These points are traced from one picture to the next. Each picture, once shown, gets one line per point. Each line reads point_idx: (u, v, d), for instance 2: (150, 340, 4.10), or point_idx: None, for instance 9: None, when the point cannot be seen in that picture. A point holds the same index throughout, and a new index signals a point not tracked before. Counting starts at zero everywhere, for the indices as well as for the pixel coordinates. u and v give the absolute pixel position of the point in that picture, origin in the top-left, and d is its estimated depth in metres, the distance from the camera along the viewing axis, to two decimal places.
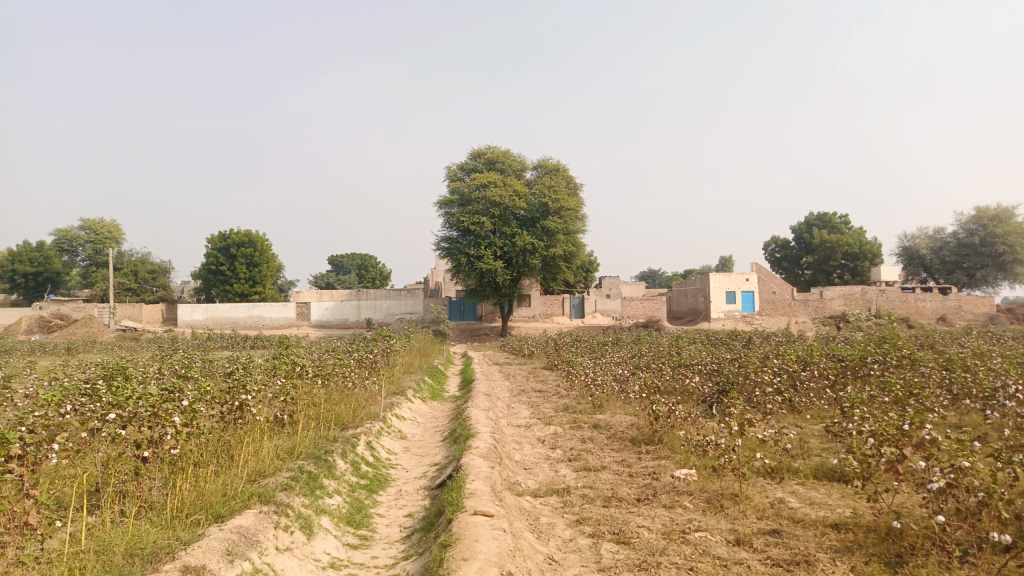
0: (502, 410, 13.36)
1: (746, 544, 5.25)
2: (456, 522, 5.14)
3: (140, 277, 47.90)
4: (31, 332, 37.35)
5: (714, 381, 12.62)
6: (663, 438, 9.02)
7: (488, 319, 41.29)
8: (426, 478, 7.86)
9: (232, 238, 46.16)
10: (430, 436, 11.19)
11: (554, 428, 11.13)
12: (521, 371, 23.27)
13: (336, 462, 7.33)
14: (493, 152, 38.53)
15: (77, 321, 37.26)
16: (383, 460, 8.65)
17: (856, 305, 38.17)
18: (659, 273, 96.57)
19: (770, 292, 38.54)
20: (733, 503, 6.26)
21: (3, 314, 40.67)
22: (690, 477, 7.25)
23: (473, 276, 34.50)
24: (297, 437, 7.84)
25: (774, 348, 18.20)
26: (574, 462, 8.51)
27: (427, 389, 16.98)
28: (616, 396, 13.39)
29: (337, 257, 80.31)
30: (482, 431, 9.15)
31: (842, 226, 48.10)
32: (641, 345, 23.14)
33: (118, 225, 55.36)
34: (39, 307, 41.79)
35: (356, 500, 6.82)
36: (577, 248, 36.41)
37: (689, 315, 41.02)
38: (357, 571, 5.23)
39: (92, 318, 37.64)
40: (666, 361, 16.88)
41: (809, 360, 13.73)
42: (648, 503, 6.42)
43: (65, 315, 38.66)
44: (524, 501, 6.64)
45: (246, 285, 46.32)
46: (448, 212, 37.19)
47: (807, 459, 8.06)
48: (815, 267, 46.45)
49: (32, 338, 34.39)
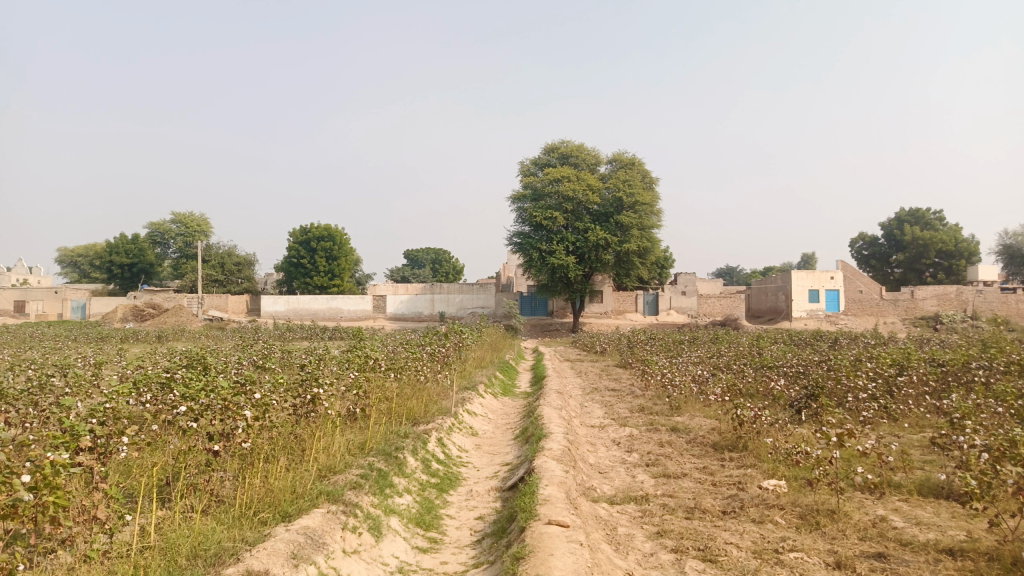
0: (575, 409, 13.02)
1: (847, 569, 4.76)
2: (529, 532, 4.84)
3: (225, 269, 49.70)
4: (125, 320, 39.21)
5: (801, 384, 11.92)
6: (748, 444, 8.50)
7: (560, 315, 40.93)
8: (498, 479, 7.59)
9: (312, 232, 47.31)
10: (501, 434, 10.96)
11: (630, 429, 10.72)
12: (594, 368, 22.82)
13: (407, 459, 7.16)
14: (567, 146, 38.08)
15: (167, 310, 38.94)
16: (454, 458, 8.46)
17: (950, 306, 35.95)
18: (737, 269, 93.60)
19: (856, 291, 36.75)
20: (830, 521, 5.74)
21: (102, 302, 42.91)
22: (779, 488, 6.75)
23: (546, 271, 34.23)
24: (369, 432, 7.71)
25: (864, 350, 17.17)
26: (653, 467, 8.10)
27: (499, 384, 16.80)
28: (694, 398, 12.85)
29: (412, 251, 81.45)
30: (555, 431, 8.85)
31: (937, 222, 45.42)
32: (719, 344, 22.34)
33: (206, 219, 57.65)
34: (134, 297, 43.90)
35: (426, 499, 6.63)
36: (652, 243, 35.61)
37: (769, 314, 39.56)
38: None
39: (181, 308, 39.26)
40: (747, 361, 16.16)
41: (904, 364, 12.84)
42: (735, 517, 5.97)
43: (157, 304, 40.49)
44: (600, 508, 6.29)
45: (325, 278, 47.45)
46: (521, 207, 36.98)
47: (909, 474, 7.39)
48: (905, 265, 44.09)
49: (126, 325, 36.14)
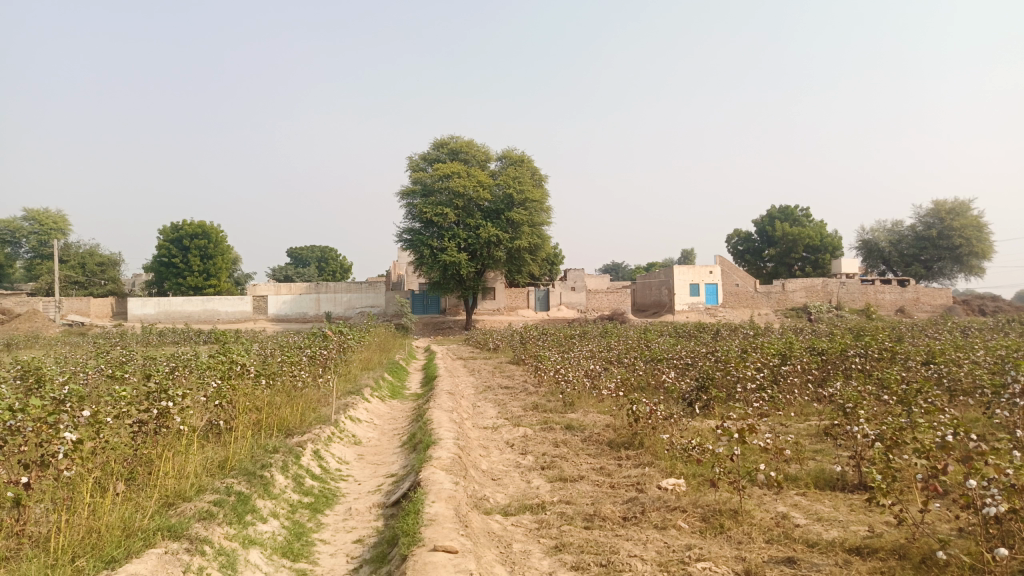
0: (467, 411, 12.43)
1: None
2: (411, 562, 4.16)
3: (87, 269, 45.70)
4: None
5: (691, 376, 11.89)
6: (645, 441, 8.20)
7: (452, 312, 40.31)
8: (380, 494, 6.88)
9: (184, 229, 44.27)
10: (387, 440, 10.20)
11: (523, 429, 10.25)
12: (486, 366, 22.34)
13: (276, 478, 6.33)
14: (456, 142, 37.44)
15: (20, 315, 35.28)
16: (332, 472, 7.66)
17: (817, 297, 38.03)
18: (623, 266, 96.27)
19: (734, 285, 38.32)
20: (734, 522, 5.42)
21: None
22: (678, 488, 6.45)
23: (437, 268, 33.50)
24: (230, 448, 6.81)
25: (747, 340, 17.57)
26: (548, 471, 7.62)
27: (386, 386, 15.99)
28: (587, 393, 12.59)
29: (297, 249, 78.22)
30: (444, 436, 8.20)
31: (804, 219, 48.12)
32: (609, 338, 22.44)
33: (65, 215, 52.86)
34: None
35: (297, 523, 5.85)
36: (543, 240, 35.62)
37: (653, 308, 40.54)
38: None
39: (34, 312, 35.66)
40: (637, 354, 16.14)
41: (786, 354, 13.08)
42: (637, 523, 5.54)
43: (7, 309, 36.66)
44: (492, 522, 5.70)
45: (200, 279, 44.56)
46: (410, 203, 36.00)
47: (803, 465, 7.31)
48: (777, 259, 46.47)
49: None
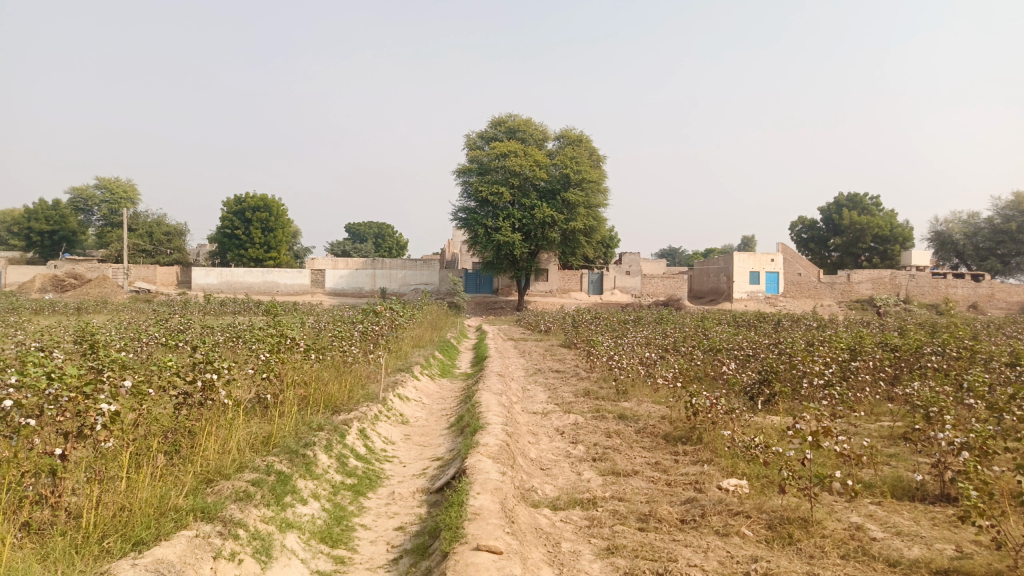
0: (516, 394, 12.15)
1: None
2: (452, 562, 3.83)
3: (154, 238, 47.04)
4: (44, 290, 36.36)
5: (753, 369, 11.35)
6: (705, 436, 7.74)
7: (505, 293, 40.15)
8: (425, 478, 6.62)
9: (246, 202, 45.08)
10: (434, 420, 9.99)
11: (575, 416, 9.91)
12: (537, 348, 22.01)
13: (318, 458, 6.14)
14: (514, 120, 36.95)
15: (91, 281, 36.44)
16: (378, 452, 7.46)
17: (884, 290, 36.44)
18: (682, 251, 94.46)
19: (795, 274, 37.15)
20: (804, 533, 4.96)
21: (19, 272, 40.00)
22: (740, 490, 6.02)
23: (490, 248, 33.39)
24: (273, 427, 6.66)
25: (811, 332, 16.81)
26: (600, 463, 7.25)
27: (437, 364, 15.85)
28: (642, 382, 12.19)
29: (355, 225, 79.12)
30: (492, 421, 7.90)
31: (873, 208, 46.11)
32: (665, 325, 21.84)
33: (135, 185, 54.64)
34: (54, 266, 40.98)
35: (339, 505, 5.64)
36: (598, 222, 35.00)
37: (710, 295, 39.52)
38: None
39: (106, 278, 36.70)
40: (694, 344, 15.57)
41: (856, 348, 12.36)
42: (696, 528, 5.14)
43: (79, 275, 37.97)
44: (541, 517, 5.38)
45: (260, 251, 45.41)
46: (465, 180, 35.76)
47: (878, 471, 6.77)
48: (843, 250, 44.77)
49: (45, 296, 33.43)
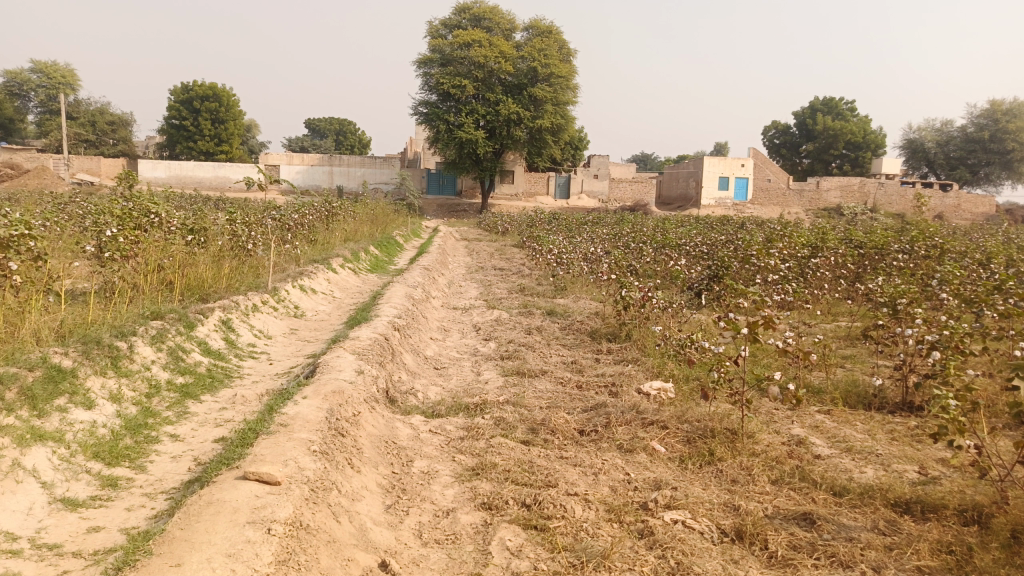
0: (443, 290, 10.89)
1: (760, 557, 2.83)
2: (202, 496, 2.62)
3: (97, 128, 41.81)
4: None
5: (705, 265, 10.16)
6: (633, 333, 6.60)
7: (469, 195, 38.10)
8: (284, 377, 5.39)
9: (194, 90, 41.01)
10: (336, 315, 8.72)
11: (498, 312, 8.71)
12: (487, 248, 20.66)
13: (135, 351, 4.84)
14: (480, 7, 33.87)
15: (27, 171, 32.74)
16: (242, 347, 6.20)
17: (852, 198, 35.51)
18: (654, 157, 92.28)
19: (765, 180, 35.93)
20: (730, 450, 3.85)
21: None
22: (662, 395, 4.90)
23: (452, 146, 31.29)
24: (89, 316, 5.32)
25: (773, 232, 15.67)
26: (507, 362, 6.07)
27: (369, 259, 14.42)
28: (583, 278, 10.99)
29: (314, 121, 75.18)
30: (384, 315, 6.65)
31: (848, 112, 44.39)
32: (624, 226, 20.54)
33: (75, 69, 45.77)
34: None
35: (147, 410, 4.39)
36: (567, 121, 32.92)
37: (679, 201, 38.21)
38: (36, 545, 2.83)
39: (45, 168, 32.98)
40: (647, 241, 14.34)
41: (819, 246, 11.24)
42: (595, 442, 4.01)
43: (16, 164, 33.90)
44: (402, 427, 4.20)
45: (211, 144, 41.96)
46: (427, 72, 32.97)
47: (828, 373, 5.71)
48: (814, 156, 43.35)
49: None
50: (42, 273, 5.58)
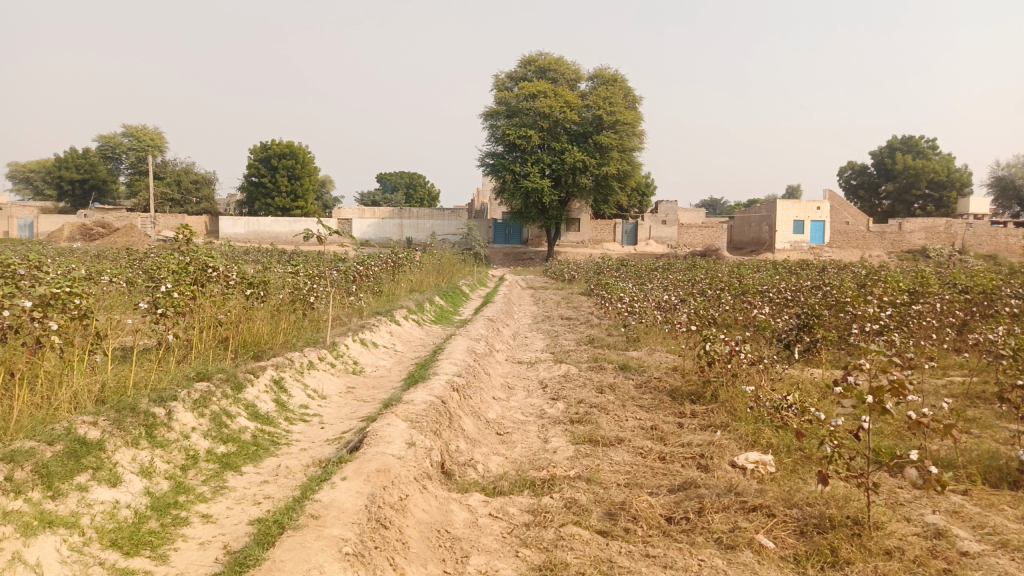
0: (507, 342, 10.36)
1: None
2: None
3: (182, 187, 43.45)
4: (72, 240, 34.07)
5: (791, 313, 9.32)
6: (721, 393, 5.88)
7: (535, 244, 37.71)
8: (334, 444, 4.92)
9: (272, 149, 42.48)
10: (396, 369, 8.26)
11: (566, 366, 8.11)
12: (554, 296, 20.10)
13: (173, 419, 4.46)
14: (545, 59, 34.05)
15: (117, 230, 34.15)
16: (293, 410, 5.78)
17: (938, 240, 33.54)
18: (723, 202, 90.50)
19: (843, 222, 34.34)
20: (858, 552, 3.12)
21: (49, 222, 36.75)
22: (760, 472, 4.23)
23: (519, 196, 31.20)
24: (132, 378, 5.01)
25: (860, 277, 14.59)
26: (577, 426, 5.43)
27: (434, 310, 14.06)
28: (657, 328, 10.27)
29: (385, 174, 76.91)
30: (442, 373, 6.14)
31: (930, 150, 42.28)
32: (696, 272, 19.68)
33: (163, 132, 48.31)
34: (83, 215, 38.31)
35: (180, 485, 3.97)
36: (633, 167, 32.43)
37: (751, 246, 36.89)
38: None
39: (133, 226, 34.31)
40: (724, 287, 13.50)
41: (918, 292, 10.23)
42: (688, 535, 3.34)
43: (107, 223, 35.39)
44: (461, 510, 3.64)
45: (287, 200, 43.10)
46: (493, 124, 33.16)
47: (959, 444, 4.84)
48: (894, 196, 41.35)
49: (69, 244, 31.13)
50: (89, 332, 5.33)
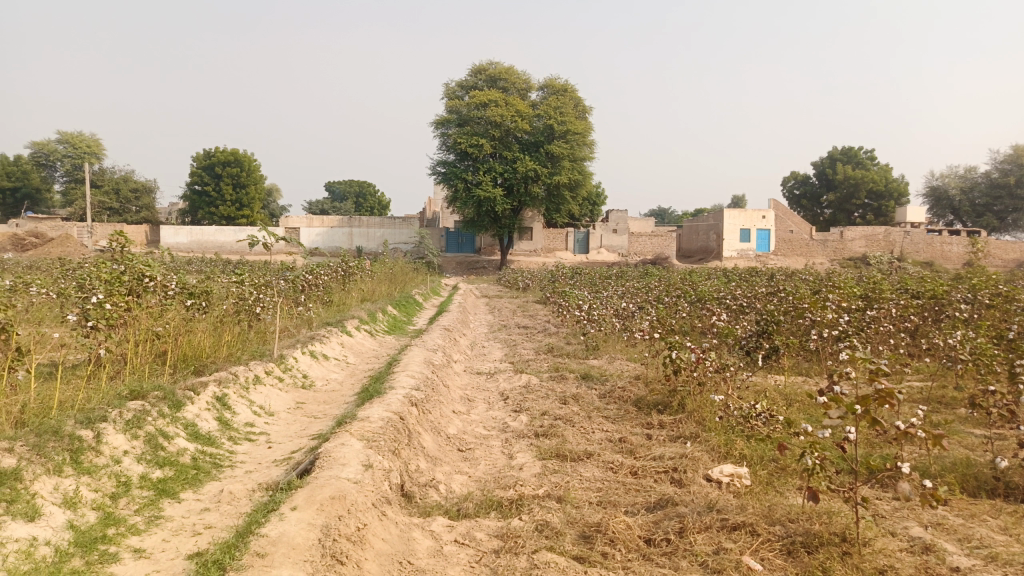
0: (464, 352, 10.08)
1: None
2: None
3: (121, 195, 41.87)
4: (2, 250, 32.44)
5: (750, 320, 9.26)
6: (688, 402, 5.70)
7: (487, 253, 37.48)
8: (283, 465, 4.56)
9: (216, 156, 41.33)
10: (348, 383, 7.87)
11: (526, 376, 7.86)
12: (508, 305, 19.88)
13: (103, 442, 4.05)
14: (496, 68, 33.93)
15: (52, 240, 32.64)
16: (238, 429, 5.38)
17: (878, 248, 34.47)
18: (670, 211, 91.93)
19: (788, 231, 35.03)
20: (850, 572, 2.95)
21: None
22: (736, 486, 4.05)
23: (471, 204, 30.93)
24: (57, 397, 4.56)
25: (811, 283, 14.75)
26: (543, 440, 5.17)
27: (387, 320, 13.67)
28: (616, 336, 10.11)
29: (334, 183, 75.81)
30: (398, 387, 5.82)
31: (868, 161, 43.56)
32: (649, 279, 19.69)
33: (100, 139, 46.55)
34: (14, 224, 36.57)
35: (110, 516, 3.56)
36: (584, 176, 32.51)
37: (700, 254, 37.35)
38: None
39: (69, 236, 32.86)
40: (680, 295, 13.45)
41: (872, 298, 10.30)
42: (671, 560, 3.11)
43: (41, 233, 33.81)
44: (424, 539, 3.34)
45: (232, 208, 41.93)
46: (445, 133, 32.88)
47: (930, 451, 4.74)
48: (836, 206, 42.46)
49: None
50: (9, 348, 4.85)
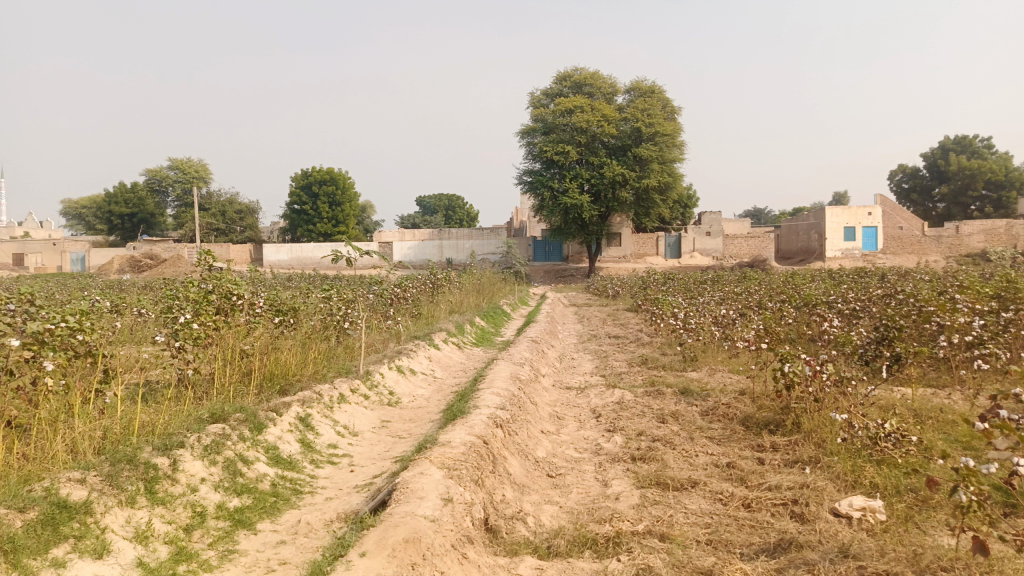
0: (553, 365, 9.67)
1: None
2: None
3: (226, 217, 43.92)
4: (122, 272, 34.56)
5: (866, 326, 8.41)
6: (805, 421, 5.09)
7: (576, 260, 36.97)
8: (365, 491, 4.31)
9: (313, 175, 42.75)
10: (434, 399, 7.62)
11: (620, 391, 7.38)
12: (599, 314, 19.34)
13: (179, 469, 3.91)
14: (581, 74, 33.47)
15: (165, 261, 34.42)
16: (320, 451, 5.20)
17: (999, 242, 31.72)
18: (766, 212, 88.65)
19: (897, 228, 32.81)
20: None
21: (100, 254, 37.31)
22: (870, 522, 3.48)
23: (558, 212, 30.58)
24: (140, 419, 4.50)
25: (931, 283, 13.47)
26: (641, 465, 4.71)
27: (475, 332, 13.47)
28: (715, 346, 9.43)
29: (424, 198, 77.32)
30: (484, 406, 5.49)
31: (985, 149, 40.34)
32: (747, 283, 18.68)
33: (207, 164, 49.02)
34: (132, 248, 38.89)
35: (182, 550, 3.38)
36: (674, 178, 31.49)
37: (800, 255, 35.54)
38: None
39: (180, 258, 34.66)
40: (784, 299, 12.56)
41: (1009, 298, 9.16)
42: None
43: (155, 254, 35.76)
44: None
45: (329, 225, 43.17)
46: (531, 142, 32.71)
47: None
48: (949, 199, 39.58)
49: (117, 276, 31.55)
50: (96, 372, 4.83)
